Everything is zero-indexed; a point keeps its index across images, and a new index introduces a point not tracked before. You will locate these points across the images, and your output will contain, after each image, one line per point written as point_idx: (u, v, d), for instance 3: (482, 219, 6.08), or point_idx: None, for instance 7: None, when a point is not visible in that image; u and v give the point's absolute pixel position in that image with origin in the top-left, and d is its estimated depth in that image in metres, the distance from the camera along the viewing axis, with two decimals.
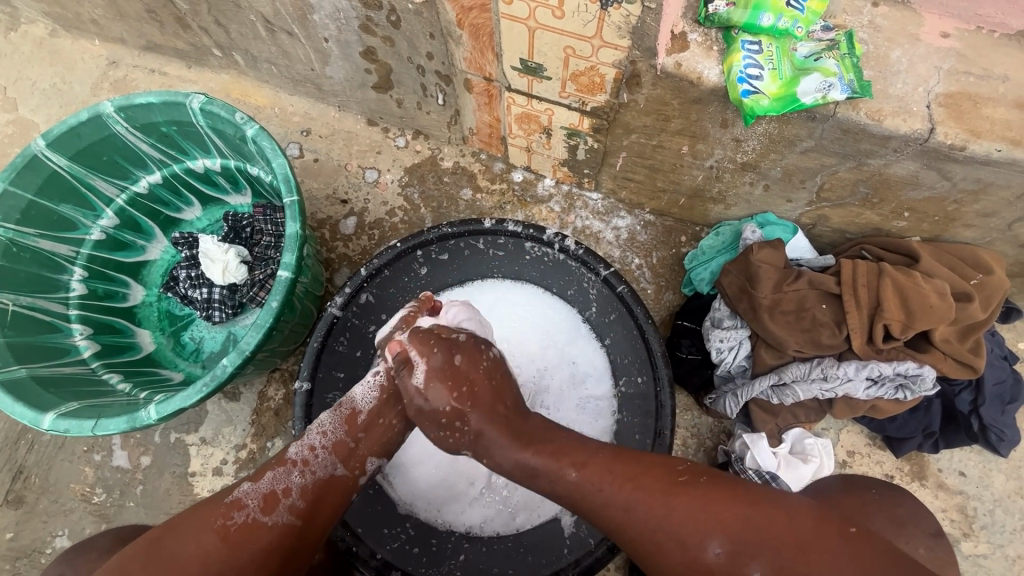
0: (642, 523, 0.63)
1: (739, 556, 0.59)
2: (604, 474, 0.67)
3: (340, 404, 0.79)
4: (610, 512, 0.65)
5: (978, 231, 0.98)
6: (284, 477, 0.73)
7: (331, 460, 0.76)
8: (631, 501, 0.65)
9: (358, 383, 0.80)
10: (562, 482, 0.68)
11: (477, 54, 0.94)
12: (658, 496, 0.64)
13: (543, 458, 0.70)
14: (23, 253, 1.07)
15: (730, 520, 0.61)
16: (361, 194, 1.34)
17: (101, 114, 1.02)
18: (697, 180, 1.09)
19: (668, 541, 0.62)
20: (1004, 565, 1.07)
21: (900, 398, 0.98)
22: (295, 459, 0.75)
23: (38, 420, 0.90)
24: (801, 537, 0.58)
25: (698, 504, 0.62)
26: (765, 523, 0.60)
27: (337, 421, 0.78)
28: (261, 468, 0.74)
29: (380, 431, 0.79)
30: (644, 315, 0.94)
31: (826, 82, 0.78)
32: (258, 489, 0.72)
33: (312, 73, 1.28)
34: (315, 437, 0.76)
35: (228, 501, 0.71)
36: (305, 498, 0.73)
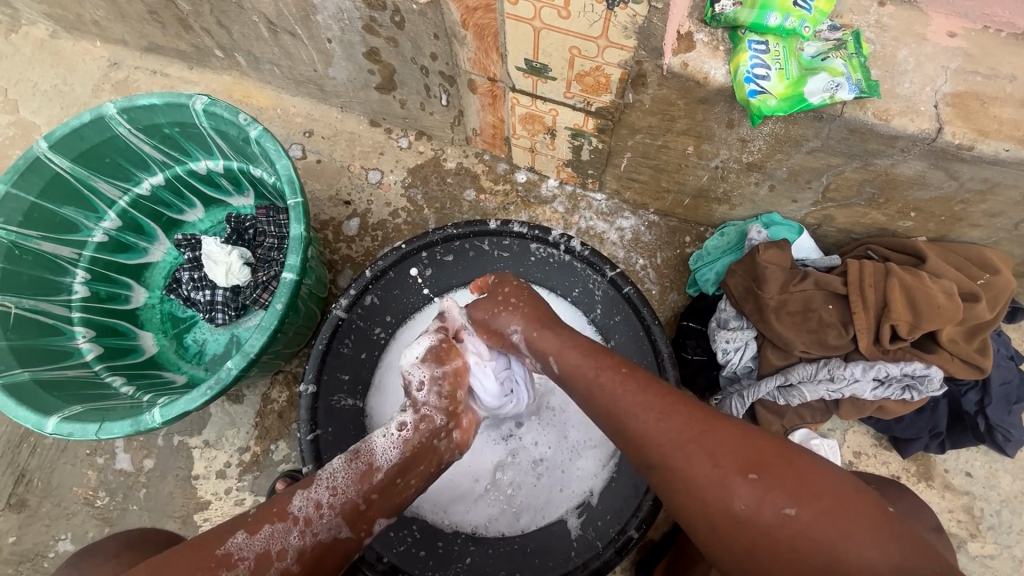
0: (676, 433, 0.61)
1: (770, 492, 0.56)
2: (651, 385, 0.67)
3: (357, 457, 0.73)
4: (643, 416, 0.64)
5: (985, 231, 0.97)
6: (283, 535, 0.67)
7: (336, 522, 0.69)
8: (669, 411, 0.63)
9: (382, 436, 0.75)
10: (606, 373, 0.69)
11: (481, 54, 0.94)
12: (697, 414, 0.63)
13: (591, 359, 0.72)
14: (26, 255, 1.06)
15: (766, 454, 0.58)
16: (364, 196, 1.33)
17: (103, 115, 1.02)
18: (702, 180, 1.09)
19: (698, 454, 0.59)
20: (1011, 566, 1.07)
21: (907, 399, 0.98)
22: (298, 517, 0.68)
23: (41, 424, 0.89)
24: (841, 492, 0.55)
25: (738, 430, 0.60)
26: (805, 467, 0.57)
27: (350, 478, 0.72)
28: (259, 518, 0.68)
29: (395, 493, 0.73)
30: (651, 317, 0.94)
31: (835, 81, 0.77)
32: (253, 545, 0.65)
33: (315, 74, 1.27)
34: (324, 493, 0.70)
35: (220, 555, 0.64)
36: (301, 560, 0.67)
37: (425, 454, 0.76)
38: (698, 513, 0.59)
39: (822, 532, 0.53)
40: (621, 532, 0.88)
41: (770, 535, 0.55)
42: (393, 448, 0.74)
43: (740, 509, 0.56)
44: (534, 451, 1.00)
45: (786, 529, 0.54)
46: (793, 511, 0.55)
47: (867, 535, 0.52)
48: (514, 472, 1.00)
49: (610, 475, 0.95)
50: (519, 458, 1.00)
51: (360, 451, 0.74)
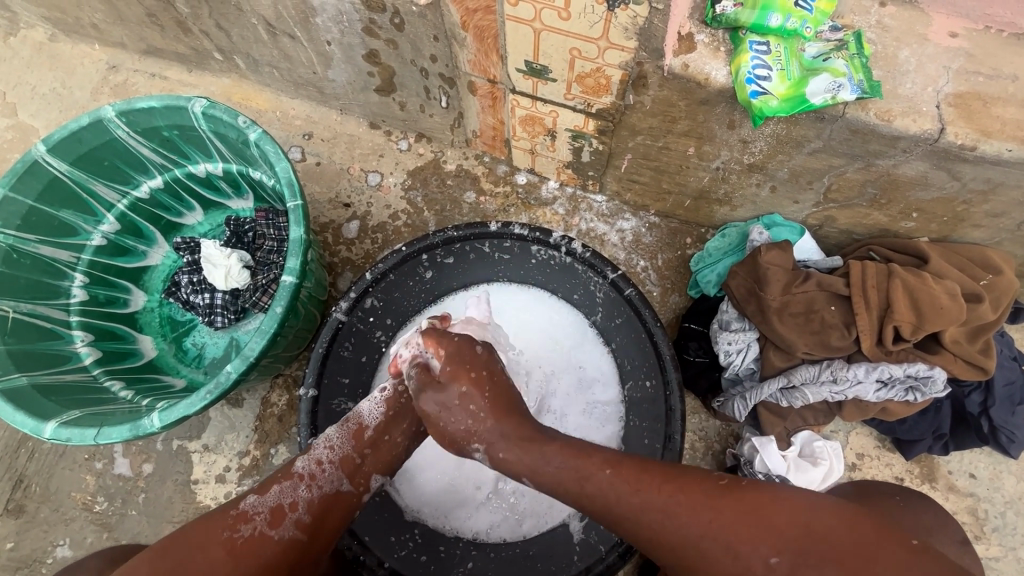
0: (687, 531, 0.59)
1: (797, 570, 0.54)
2: (642, 475, 0.63)
3: (348, 420, 0.79)
4: (647, 520, 0.61)
5: (987, 231, 0.97)
6: (291, 491, 0.72)
7: (337, 475, 0.75)
8: (671, 506, 0.60)
9: (366, 400, 0.81)
10: (592, 484, 0.64)
11: (481, 56, 0.94)
12: (699, 501, 0.60)
13: (571, 461, 0.66)
14: (24, 259, 1.06)
15: (783, 528, 0.56)
16: (364, 198, 1.33)
17: (101, 118, 1.01)
18: (703, 182, 1.09)
19: (717, 550, 0.57)
20: (1017, 568, 1.06)
21: (910, 400, 0.97)
22: (303, 473, 0.73)
23: (39, 429, 0.89)
24: (867, 548, 0.54)
25: (746, 511, 0.58)
26: (822, 533, 0.55)
27: (345, 435, 0.77)
28: (266, 482, 0.73)
29: (387, 448, 0.78)
30: (652, 318, 0.92)
31: (836, 82, 0.77)
32: (265, 502, 0.70)
33: (314, 77, 1.27)
34: (322, 450, 0.76)
35: (235, 513, 0.69)
36: (312, 512, 0.72)
37: (407, 413, 0.80)
38: None
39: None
40: (623, 536, 0.85)
41: None
42: (379, 408, 0.80)
43: None
44: None
45: None
46: None
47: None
48: (517, 480, 0.99)
49: None
50: None
51: (350, 415, 0.80)
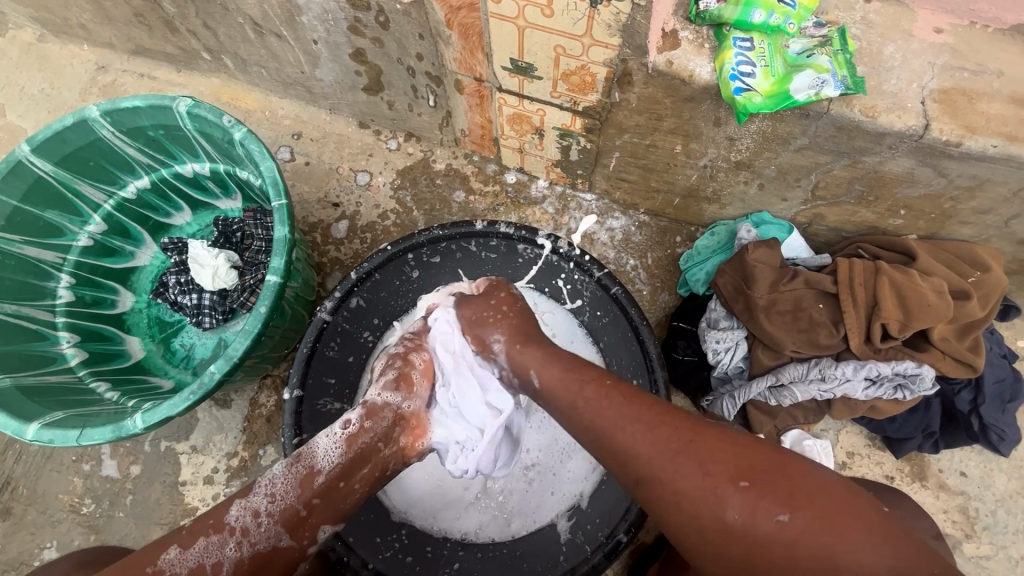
0: (662, 443, 0.60)
1: (760, 498, 0.55)
2: (636, 398, 0.67)
3: (299, 460, 0.72)
4: (627, 430, 0.63)
5: (976, 228, 0.96)
6: (217, 549, 0.65)
7: (275, 530, 0.68)
8: (656, 422, 0.63)
9: (324, 436, 0.75)
10: (583, 399, 0.68)
11: (466, 54, 0.93)
12: (684, 426, 0.61)
13: (571, 374, 0.71)
14: (8, 259, 1.05)
15: (757, 459, 0.57)
16: (353, 198, 1.32)
17: (86, 118, 1.01)
18: (691, 180, 1.08)
19: (686, 462, 0.58)
20: (1008, 567, 1.05)
21: (899, 398, 0.97)
22: (234, 528, 0.66)
23: (21, 431, 0.88)
24: (832, 494, 0.54)
25: (724, 438, 0.59)
26: (794, 472, 0.56)
27: (290, 484, 0.71)
28: (192, 531, 0.66)
29: (337, 497, 0.72)
30: (638, 316, 0.94)
31: (820, 78, 0.76)
32: (185, 561, 0.64)
33: (302, 76, 1.27)
34: (262, 500, 0.69)
35: (150, 572, 0.63)
36: (239, 573, 0.65)
37: (371, 454, 0.75)
38: (691, 525, 0.57)
39: (818, 538, 0.52)
40: (610, 536, 0.89)
41: (765, 547, 0.53)
42: (335, 448, 0.74)
43: (733, 519, 0.55)
44: (526, 457, 0.99)
45: (782, 537, 0.53)
46: (786, 518, 0.53)
47: (863, 539, 0.51)
48: (505, 479, 0.98)
49: (600, 479, 0.94)
50: None
51: (302, 454, 0.73)
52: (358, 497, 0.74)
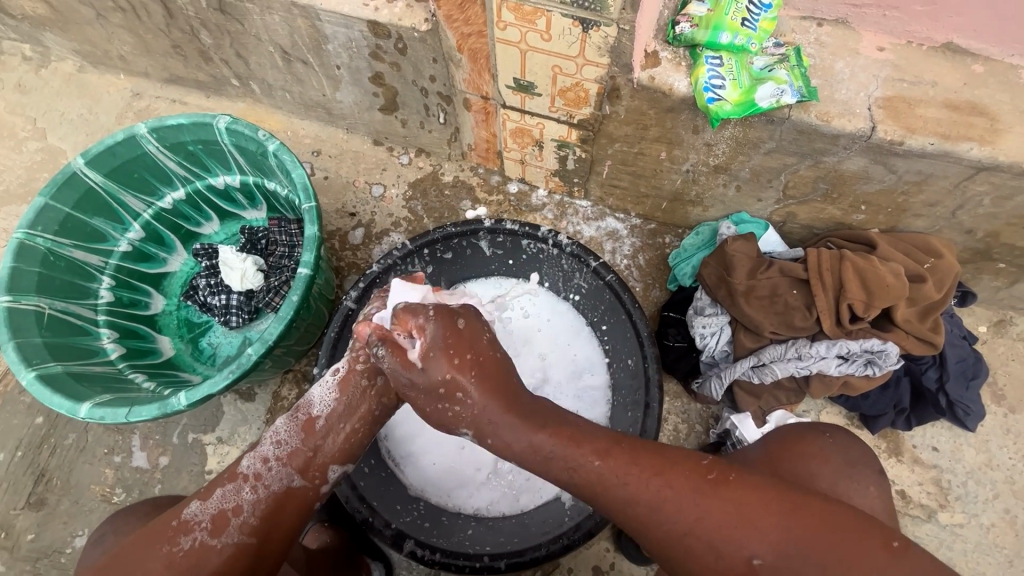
0: (675, 525, 0.65)
1: (777, 567, 0.62)
2: (631, 465, 0.68)
3: (298, 411, 0.81)
4: (635, 508, 0.67)
5: (928, 221, 1.08)
6: (234, 494, 0.77)
7: (285, 473, 0.78)
8: (659, 500, 0.66)
9: (317, 386, 0.82)
10: (581, 471, 0.69)
11: (475, 75, 1.06)
12: (687, 500, 0.66)
13: (562, 444, 0.70)
14: (59, 261, 1.15)
15: (771, 526, 0.63)
16: (368, 208, 1.44)
17: (135, 135, 1.13)
18: (676, 184, 1.21)
19: (704, 546, 0.64)
20: (980, 533, 1.13)
21: (870, 374, 1.07)
22: (247, 474, 0.77)
23: (74, 409, 0.97)
24: (840, 550, 0.61)
25: (733, 512, 0.64)
26: (803, 533, 0.62)
27: (292, 430, 0.80)
28: (212, 486, 0.78)
29: (339, 436, 0.80)
30: (631, 301, 1.03)
31: (779, 88, 0.89)
32: (206, 509, 0.75)
33: (324, 99, 1.40)
34: (269, 448, 0.79)
35: (176, 524, 0.75)
36: (256, 513, 0.76)
37: (360, 398, 0.80)
38: None
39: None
40: None
41: None
42: (329, 393, 0.81)
43: None
44: None
45: None
46: None
47: None
48: (514, 459, 1.05)
49: None
50: None
51: (301, 406, 0.82)
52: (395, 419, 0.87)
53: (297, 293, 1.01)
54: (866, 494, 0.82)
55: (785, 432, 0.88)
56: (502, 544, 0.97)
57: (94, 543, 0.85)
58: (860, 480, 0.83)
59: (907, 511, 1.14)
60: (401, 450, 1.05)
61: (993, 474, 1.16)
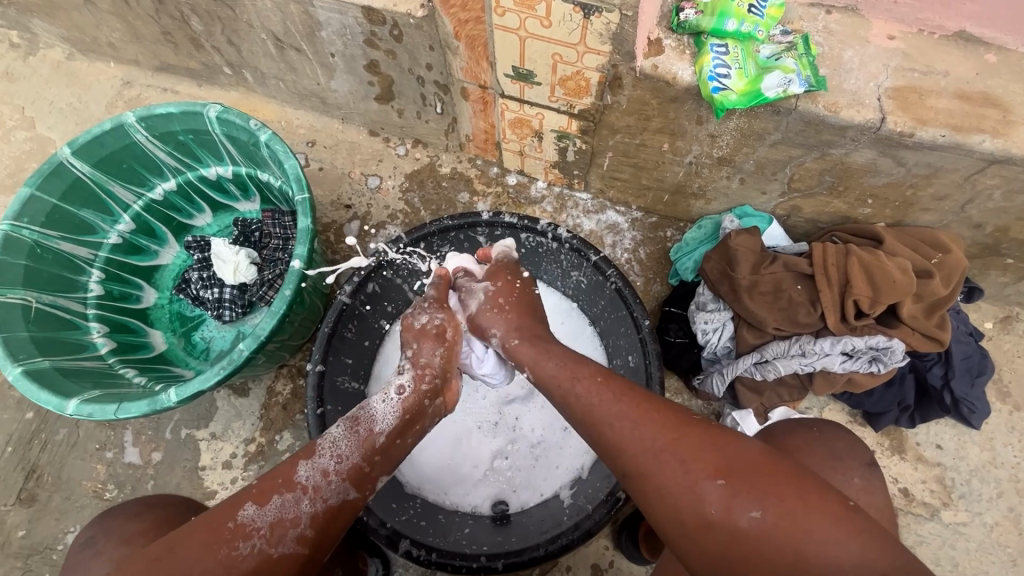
0: (651, 440, 0.66)
1: (737, 497, 0.60)
2: (626, 393, 0.72)
3: (357, 424, 0.77)
4: (617, 425, 0.68)
5: (936, 215, 1.05)
6: (294, 504, 0.70)
7: (343, 486, 0.73)
8: (642, 418, 0.68)
9: (380, 400, 0.79)
10: (582, 385, 0.73)
11: (473, 63, 1.03)
12: (670, 421, 0.67)
13: (568, 367, 0.77)
14: (47, 254, 1.13)
15: (739, 459, 0.63)
16: (364, 200, 1.42)
17: (124, 124, 1.10)
18: (678, 177, 1.18)
19: (670, 461, 0.64)
20: (983, 532, 1.12)
21: (875, 370, 1.05)
22: (307, 486, 0.71)
23: (62, 406, 0.95)
24: (802, 493, 0.60)
25: (708, 437, 0.65)
26: (770, 470, 0.62)
27: (353, 444, 0.75)
28: (267, 488, 0.70)
29: (395, 452, 0.78)
30: (632, 297, 1.00)
31: (787, 77, 0.86)
32: (265, 516, 0.68)
33: (318, 88, 1.37)
34: (329, 461, 0.73)
35: (234, 526, 0.67)
36: (314, 526, 0.70)
37: (422, 414, 0.81)
38: (675, 517, 0.63)
39: (788, 531, 0.58)
40: (611, 494, 0.89)
41: (739, 538, 0.60)
42: (392, 412, 0.78)
43: (712, 511, 0.61)
44: (531, 436, 1.06)
45: (755, 531, 0.59)
46: (757, 515, 0.59)
47: (828, 535, 0.57)
48: (513, 457, 1.05)
49: None
50: (517, 445, 1.06)
51: (359, 418, 0.78)
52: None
53: (289, 287, 0.99)
54: (849, 485, 0.81)
55: (784, 428, 0.89)
56: (500, 543, 0.93)
57: (82, 546, 0.82)
58: (845, 472, 0.81)
59: (910, 509, 1.13)
60: None
61: (997, 472, 1.14)
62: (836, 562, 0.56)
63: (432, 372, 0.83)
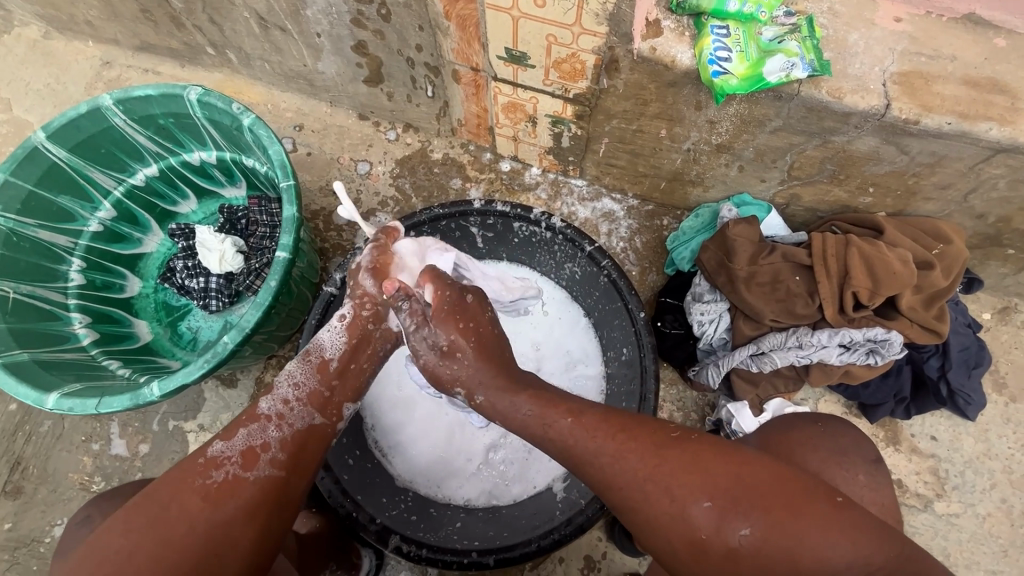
0: (634, 472, 0.63)
1: (728, 517, 0.60)
2: (600, 423, 0.67)
3: (310, 354, 0.78)
4: (597, 462, 0.65)
5: (939, 204, 1.03)
6: (260, 432, 0.72)
7: (306, 411, 0.75)
8: (620, 450, 0.64)
9: (325, 330, 0.79)
10: (553, 429, 0.67)
11: (464, 45, 0.99)
12: (649, 449, 0.64)
13: (537, 408, 0.68)
14: (23, 242, 1.10)
15: (724, 478, 0.61)
16: (353, 186, 1.38)
17: (100, 106, 1.06)
18: (676, 164, 1.15)
19: (657, 492, 0.62)
20: (976, 523, 1.12)
21: (872, 363, 1.04)
22: (270, 414, 0.73)
23: (42, 400, 0.93)
24: (788, 501, 0.60)
25: (691, 461, 0.62)
26: (754, 482, 0.61)
27: (308, 372, 0.77)
28: (232, 426, 0.73)
29: (353, 376, 0.79)
30: (627, 289, 0.98)
31: (790, 61, 0.83)
32: (233, 446, 0.70)
33: (305, 69, 1.32)
34: (288, 390, 0.75)
35: (204, 461, 0.69)
36: (285, 450, 0.72)
37: (369, 339, 0.79)
38: (667, 542, 0.63)
39: (779, 544, 0.59)
40: None
41: (733, 556, 0.60)
42: (339, 338, 0.78)
43: (704, 534, 0.61)
44: None
45: (746, 547, 0.59)
46: (747, 533, 0.59)
47: (818, 539, 0.58)
48: (506, 450, 1.03)
49: None
50: (510, 438, 1.04)
51: (311, 349, 0.78)
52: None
53: (274, 277, 0.96)
54: (854, 482, 0.79)
55: (784, 422, 0.86)
56: (491, 538, 0.93)
57: (80, 524, 0.78)
58: (848, 468, 0.79)
59: (904, 500, 1.13)
60: (389, 441, 1.02)
61: (991, 464, 1.14)
62: (829, 563, 0.58)
63: (372, 299, 0.80)
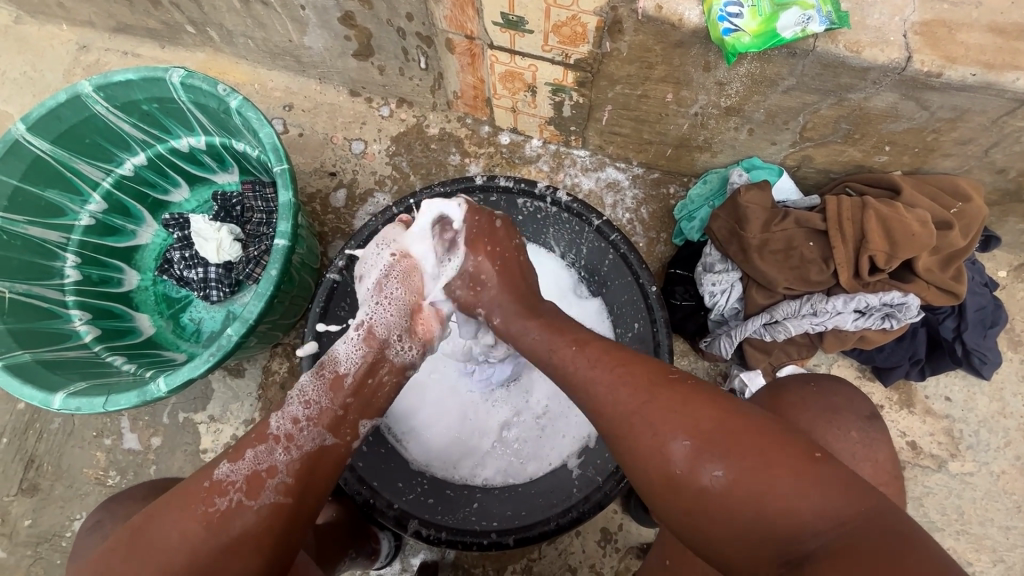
0: (621, 404, 0.64)
1: (703, 458, 0.58)
2: (601, 359, 0.68)
3: (323, 368, 0.77)
4: (591, 389, 0.67)
5: (957, 160, 0.99)
6: (267, 456, 0.71)
7: (317, 432, 0.74)
8: (616, 382, 0.65)
9: (341, 342, 0.79)
10: (558, 355, 0.71)
11: (457, 11, 0.93)
12: (641, 384, 0.64)
13: (547, 336, 0.73)
14: (14, 240, 1.07)
15: (704, 418, 0.59)
16: (349, 166, 1.33)
17: (79, 94, 1.01)
18: (682, 129, 1.10)
19: (639, 426, 0.62)
20: (990, 481, 1.12)
21: (887, 327, 1.02)
22: (278, 435, 0.72)
23: (48, 400, 0.92)
24: (767, 449, 0.57)
25: (677, 398, 0.61)
26: (735, 427, 0.59)
27: (321, 388, 0.76)
28: (240, 447, 0.72)
29: (366, 391, 0.78)
30: (637, 262, 0.95)
31: (805, 15, 0.78)
32: (239, 470, 0.69)
33: (291, 45, 1.26)
34: (298, 408, 0.75)
35: (209, 485, 0.68)
36: (294, 475, 0.71)
37: None
38: (642, 476, 0.62)
39: (749, 489, 0.56)
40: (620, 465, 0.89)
41: (703, 495, 0.58)
42: (354, 351, 0.78)
43: (676, 470, 0.59)
44: (535, 407, 1.05)
45: (717, 488, 0.57)
46: (719, 474, 0.57)
47: (793, 488, 0.54)
48: (518, 428, 1.04)
49: None
50: (522, 415, 1.05)
51: (325, 363, 0.78)
52: (385, 393, 0.81)
53: (273, 265, 0.93)
54: (846, 438, 0.78)
55: (795, 380, 0.83)
56: (510, 517, 0.92)
57: (92, 528, 0.78)
58: (841, 425, 0.78)
59: (917, 461, 1.13)
60: (402, 427, 1.02)
61: (1005, 422, 1.14)
62: (799, 517, 0.54)
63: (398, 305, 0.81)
